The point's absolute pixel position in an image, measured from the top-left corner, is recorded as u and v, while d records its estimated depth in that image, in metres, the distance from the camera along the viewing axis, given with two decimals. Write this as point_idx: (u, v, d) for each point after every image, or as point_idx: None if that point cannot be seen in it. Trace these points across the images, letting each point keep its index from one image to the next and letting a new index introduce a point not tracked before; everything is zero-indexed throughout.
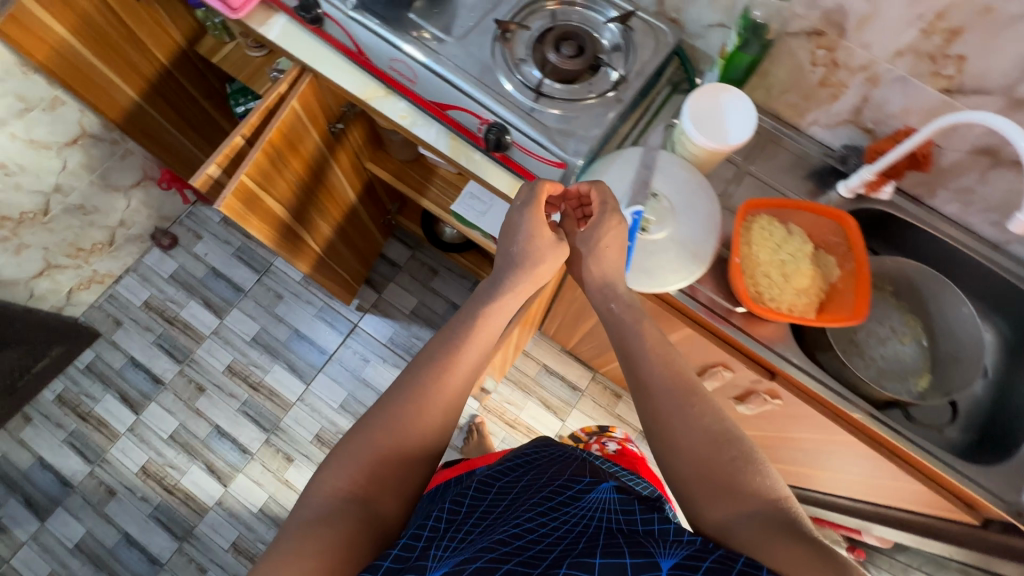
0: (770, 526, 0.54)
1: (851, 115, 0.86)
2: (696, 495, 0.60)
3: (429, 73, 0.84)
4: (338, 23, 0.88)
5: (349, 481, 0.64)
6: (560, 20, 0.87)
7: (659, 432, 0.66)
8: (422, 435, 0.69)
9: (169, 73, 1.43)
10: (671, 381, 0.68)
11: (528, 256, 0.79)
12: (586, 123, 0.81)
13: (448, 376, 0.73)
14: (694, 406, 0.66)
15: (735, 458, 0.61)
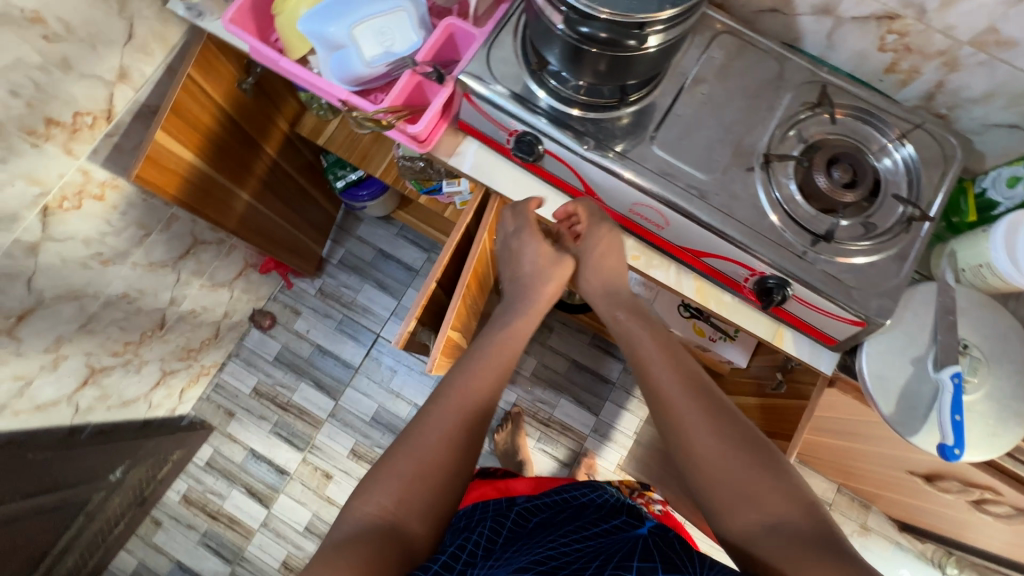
0: (803, 541, 0.53)
1: None
2: (717, 501, 0.59)
3: (690, 223, 0.73)
4: (562, 160, 0.76)
5: (378, 503, 0.62)
6: (829, 136, 0.74)
7: (676, 437, 0.64)
8: (445, 454, 0.66)
9: (276, 162, 1.31)
10: (687, 387, 0.66)
11: (537, 277, 0.82)
12: (882, 270, 0.70)
13: (456, 393, 0.71)
14: (713, 412, 0.64)
15: (764, 466, 0.59)
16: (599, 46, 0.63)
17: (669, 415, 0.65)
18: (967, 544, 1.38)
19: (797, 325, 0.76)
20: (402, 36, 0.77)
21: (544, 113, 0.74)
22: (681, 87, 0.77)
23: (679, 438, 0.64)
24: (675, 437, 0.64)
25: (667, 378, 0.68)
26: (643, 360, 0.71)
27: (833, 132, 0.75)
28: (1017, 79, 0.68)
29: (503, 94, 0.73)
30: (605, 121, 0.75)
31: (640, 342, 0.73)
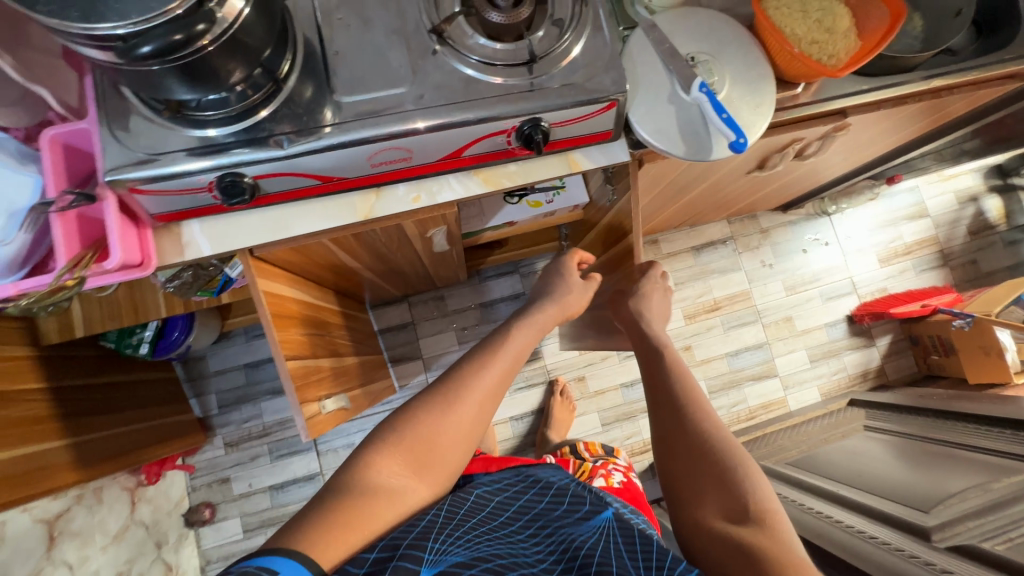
0: (747, 556, 0.57)
1: None
2: (691, 492, 0.66)
3: (425, 135, 0.69)
4: (279, 174, 0.68)
5: (394, 460, 0.64)
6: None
7: (669, 429, 0.73)
8: (465, 420, 0.69)
9: (57, 388, 1.10)
10: (675, 386, 0.77)
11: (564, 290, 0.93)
12: (593, 50, 0.72)
13: (481, 387, 0.72)
14: (697, 420, 0.72)
15: (730, 464, 0.66)
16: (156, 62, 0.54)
17: (664, 411, 0.75)
18: (824, 184, 1.61)
19: (578, 143, 0.78)
20: (10, 184, 0.63)
21: (235, 143, 0.66)
22: (321, 29, 0.71)
23: (665, 429, 0.73)
24: (663, 433, 0.73)
25: (663, 383, 0.78)
26: (654, 373, 0.81)
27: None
28: None
29: (183, 157, 0.64)
30: (282, 109, 0.68)
31: (654, 357, 0.83)
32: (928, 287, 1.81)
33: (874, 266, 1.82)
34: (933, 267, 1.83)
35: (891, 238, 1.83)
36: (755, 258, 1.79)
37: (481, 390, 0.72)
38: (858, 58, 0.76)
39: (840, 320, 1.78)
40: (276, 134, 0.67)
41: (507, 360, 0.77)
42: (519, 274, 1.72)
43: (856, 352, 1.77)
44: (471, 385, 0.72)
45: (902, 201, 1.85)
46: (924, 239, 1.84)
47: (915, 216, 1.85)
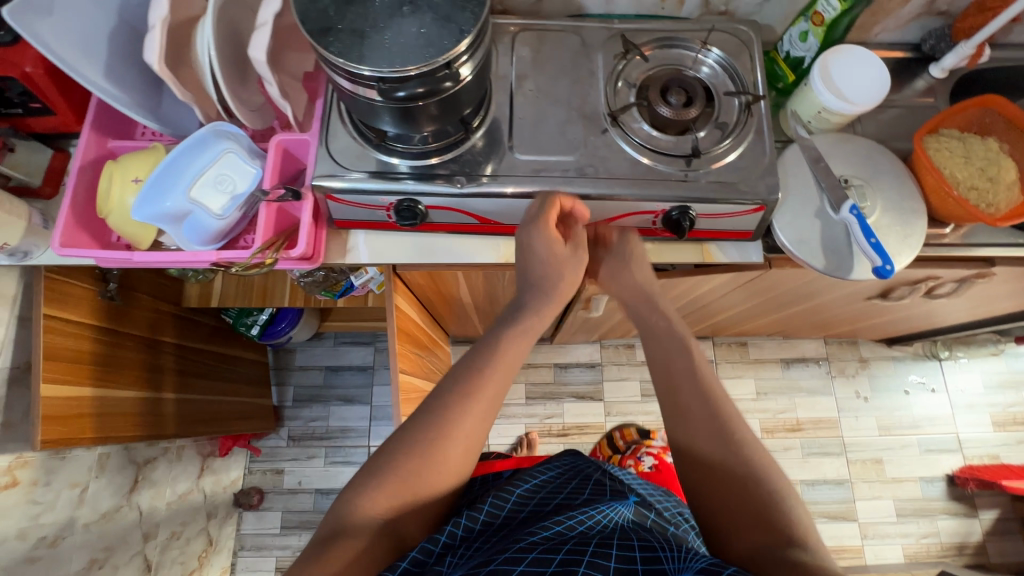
0: (788, 565, 0.51)
1: (922, 8, 0.87)
2: (733, 534, 0.57)
3: (581, 200, 0.75)
4: (448, 208, 0.77)
5: (385, 498, 0.58)
6: (648, 73, 0.81)
7: (694, 461, 0.62)
8: (467, 445, 0.61)
9: (183, 346, 1.23)
10: (700, 395, 0.64)
11: (553, 278, 0.71)
12: (752, 156, 0.77)
13: (472, 402, 0.62)
14: (727, 434, 0.61)
15: (753, 459, 0.59)
16: (385, 101, 0.65)
17: (683, 440, 0.64)
18: (942, 329, 1.52)
19: (717, 236, 0.82)
20: (240, 174, 0.75)
21: (408, 174, 0.75)
22: (512, 94, 0.80)
23: (687, 454, 0.63)
24: (687, 457, 0.63)
25: (683, 386, 0.66)
26: (671, 363, 0.68)
27: (648, 69, 0.81)
28: None
29: (364, 177, 0.74)
30: (462, 155, 0.77)
31: (672, 352, 0.69)
32: None
33: (986, 428, 1.66)
34: None
35: (1009, 401, 1.67)
36: (849, 386, 1.70)
37: (487, 398, 0.63)
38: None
39: (938, 478, 1.62)
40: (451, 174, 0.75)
41: (499, 382, 0.64)
42: (599, 344, 1.74)
43: (952, 519, 1.59)
44: (459, 415, 0.61)
45: None
46: None
47: None
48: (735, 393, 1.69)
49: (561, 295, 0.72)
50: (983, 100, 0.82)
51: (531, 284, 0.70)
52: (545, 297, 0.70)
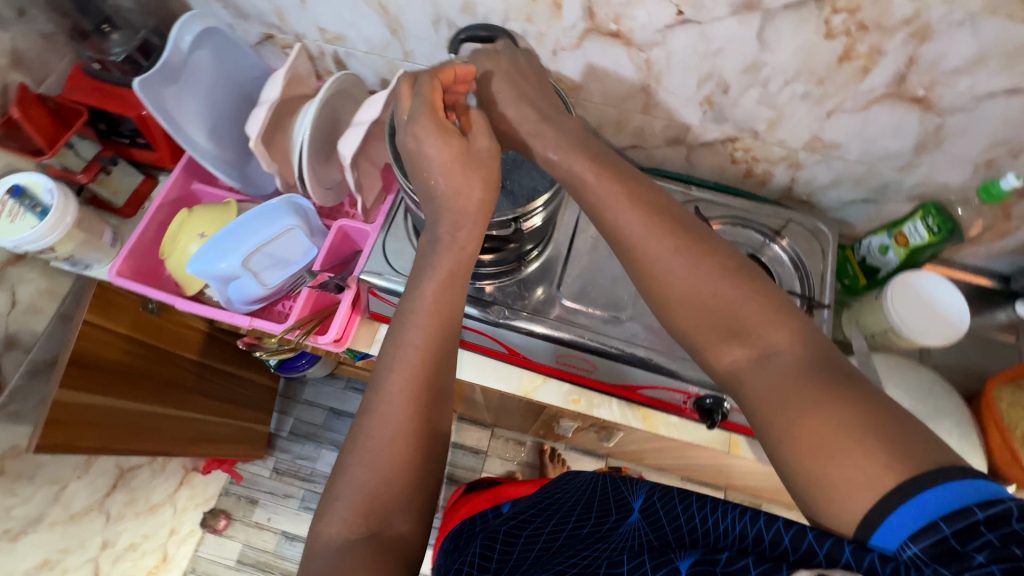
0: (794, 385, 0.41)
1: (1018, 248, 0.82)
2: (722, 352, 0.46)
3: (613, 363, 0.73)
4: (480, 332, 0.76)
5: (352, 512, 0.49)
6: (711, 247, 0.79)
7: (657, 283, 0.49)
8: (395, 435, 0.51)
9: (202, 363, 1.26)
10: (649, 213, 0.50)
11: (457, 193, 0.56)
12: None
13: (406, 358, 0.53)
14: (689, 245, 0.49)
15: (734, 280, 0.47)
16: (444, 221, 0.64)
17: (637, 253, 0.50)
18: None
19: (747, 432, 0.76)
20: (295, 248, 0.78)
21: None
22: (572, 235, 0.80)
23: (648, 278, 0.49)
24: (647, 280, 0.50)
25: (623, 203, 0.51)
26: (625, 232, 0.50)
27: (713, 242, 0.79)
28: (853, 169, 0.76)
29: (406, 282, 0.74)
30: (509, 284, 0.76)
31: (599, 192, 0.52)
32: None
33: None
34: None
35: None
36: None
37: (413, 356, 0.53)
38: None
39: None
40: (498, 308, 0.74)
41: (437, 325, 0.54)
42: (605, 461, 1.65)
43: None
44: (393, 380, 0.53)
45: None
46: None
47: None
48: None
49: (475, 211, 0.57)
50: None
51: (442, 218, 0.57)
52: (461, 227, 0.57)
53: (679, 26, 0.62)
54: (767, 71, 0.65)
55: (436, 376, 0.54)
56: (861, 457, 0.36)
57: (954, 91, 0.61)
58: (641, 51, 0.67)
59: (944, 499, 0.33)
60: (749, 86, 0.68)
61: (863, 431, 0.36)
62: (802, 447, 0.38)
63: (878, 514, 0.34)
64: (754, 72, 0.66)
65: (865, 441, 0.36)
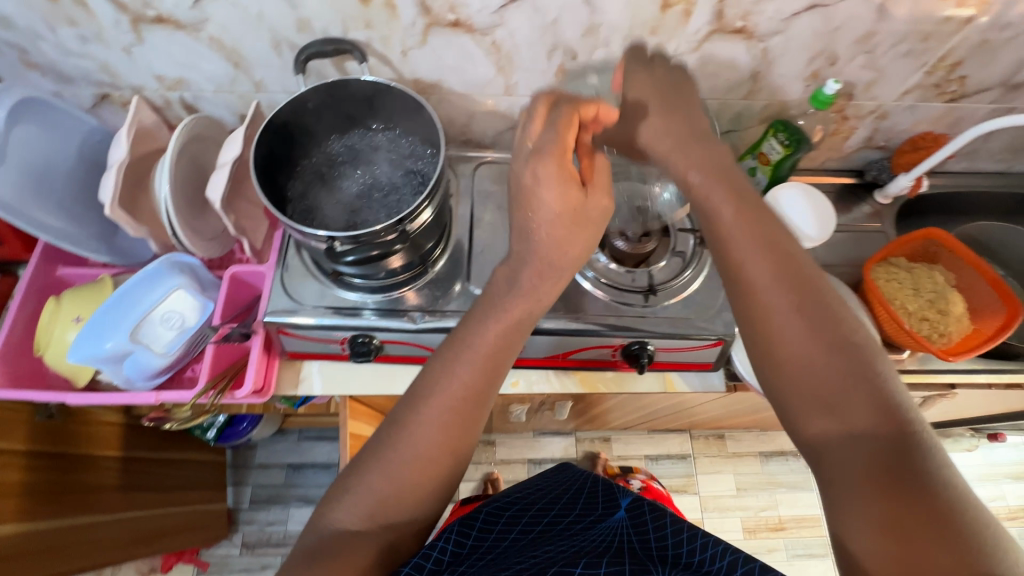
0: (881, 468, 0.42)
1: (863, 143, 0.92)
2: (812, 414, 0.47)
3: (537, 337, 0.75)
4: (401, 342, 0.75)
5: (366, 512, 0.51)
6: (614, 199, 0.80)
7: (765, 335, 0.51)
8: (431, 448, 0.53)
9: (131, 458, 1.18)
10: (769, 277, 0.52)
11: (554, 244, 0.59)
12: (709, 293, 0.77)
13: (450, 405, 0.55)
14: (810, 311, 0.50)
15: (852, 364, 0.47)
16: (340, 239, 0.60)
17: (749, 303, 0.52)
18: None
19: (677, 367, 0.80)
20: (185, 309, 0.73)
21: (369, 309, 0.74)
22: (472, 227, 0.82)
23: (762, 337, 0.51)
24: (759, 335, 0.51)
25: (755, 260, 0.53)
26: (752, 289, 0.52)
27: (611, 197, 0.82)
28: (708, 105, 0.82)
29: (323, 312, 0.73)
30: (422, 288, 0.76)
31: (731, 244, 0.54)
32: None
33: None
34: None
35: (991, 496, 1.65)
36: None
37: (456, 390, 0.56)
38: (970, 345, 0.79)
39: None
40: (419, 310, 0.74)
41: (478, 372, 0.57)
42: (574, 437, 1.69)
43: None
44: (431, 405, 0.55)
45: (1004, 457, 1.69)
46: None
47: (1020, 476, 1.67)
48: (714, 490, 1.64)
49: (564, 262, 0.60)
50: (926, 231, 0.85)
51: (531, 264, 0.60)
52: (545, 278, 0.60)
53: (512, 5, 0.65)
54: (605, 30, 0.69)
55: (469, 418, 0.56)
56: (902, 546, 0.40)
57: (766, 17, 0.67)
58: (487, 35, 0.69)
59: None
60: (593, 49, 0.71)
61: (919, 529, 0.40)
62: (871, 524, 0.41)
63: None
64: (594, 34, 0.69)
65: (935, 538, 0.39)
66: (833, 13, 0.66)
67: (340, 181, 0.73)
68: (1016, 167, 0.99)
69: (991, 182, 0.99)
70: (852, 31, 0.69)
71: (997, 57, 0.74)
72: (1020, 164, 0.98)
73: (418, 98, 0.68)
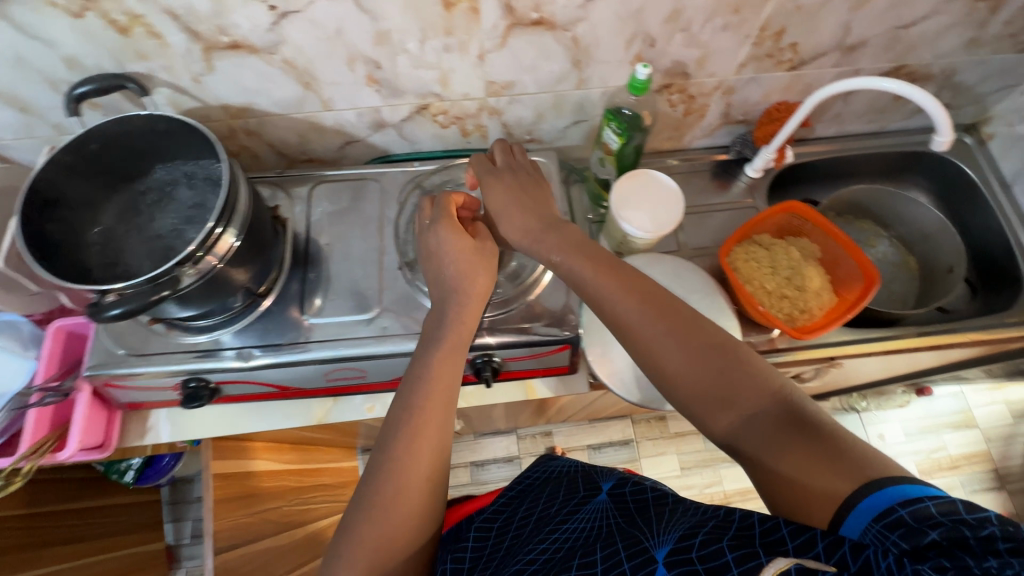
0: (777, 430, 0.46)
1: (721, 119, 0.89)
2: (720, 411, 0.49)
3: (377, 360, 0.72)
4: (238, 381, 0.73)
5: (367, 561, 0.49)
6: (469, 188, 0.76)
7: (657, 355, 0.53)
8: (414, 501, 0.52)
9: (55, 511, 1.15)
10: (634, 306, 0.55)
11: (464, 276, 0.64)
12: (555, 294, 0.75)
13: (414, 438, 0.54)
14: (672, 322, 0.54)
15: (721, 356, 0.51)
16: (110, 291, 0.57)
17: (631, 327, 0.55)
18: (851, 391, 1.48)
19: (536, 373, 0.78)
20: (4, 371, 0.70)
21: (229, 348, 0.72)
22: (316, 251, 0.79)
23: (648, 356, 0.54)
24: (651, 361, 0.54)
25: (611, 294, 0.57)
26: (618, 312, 0.56)
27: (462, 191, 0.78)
28: (544, 98, 0.79)
29: (181, 359, 0.71)
30: (260, 323, 0.74)
31: (590, 282, 0.58)
32: None
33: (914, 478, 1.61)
34: (986, 489, 1.60)
35: (931, 446, 1.65)
36: None
37: (423, 426, 0.55)
38: (834, 314, 0.77)
39: None
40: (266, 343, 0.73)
41: (440, 409, 0.56)
42: (516, 434, 1.67)
43: None
44: (401, 446, 0.54)
45: (942, 407, 1.69)
46: (972, 454, 1.64)
47: (959, 424, 1.67)
48: (658, 472, 1.64)
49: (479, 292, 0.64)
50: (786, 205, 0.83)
51: (449, 299, 0.63)
52: (464, 309, 0.63)
53: (283, 20, 0.61)
54: (398, 36, 0.65)
55: (442, 455, 0.55)
56: (829, 478, 0.41)
57: (560, 6, 0.63)
58: (275, 53, 0.65)
59: (888, 495, 0.38)
60: (393, 56, 0.68)
61: (825, 459, 0.42)
62: (794, 480, 0.43)
63: (841, 524, 0.40)
64: (387, 41, 0.65)
65: (836, 467, 0.41)
66: None
67: (156, 215, 0.67)
68: (888, 126, 0.96)
69: (864, 144, 0.97)
70: (657, 10, 0.66)
71: (821, 21, 0.71)
72: (891, 123, 0.96)
73: (202, 129, 0.64)
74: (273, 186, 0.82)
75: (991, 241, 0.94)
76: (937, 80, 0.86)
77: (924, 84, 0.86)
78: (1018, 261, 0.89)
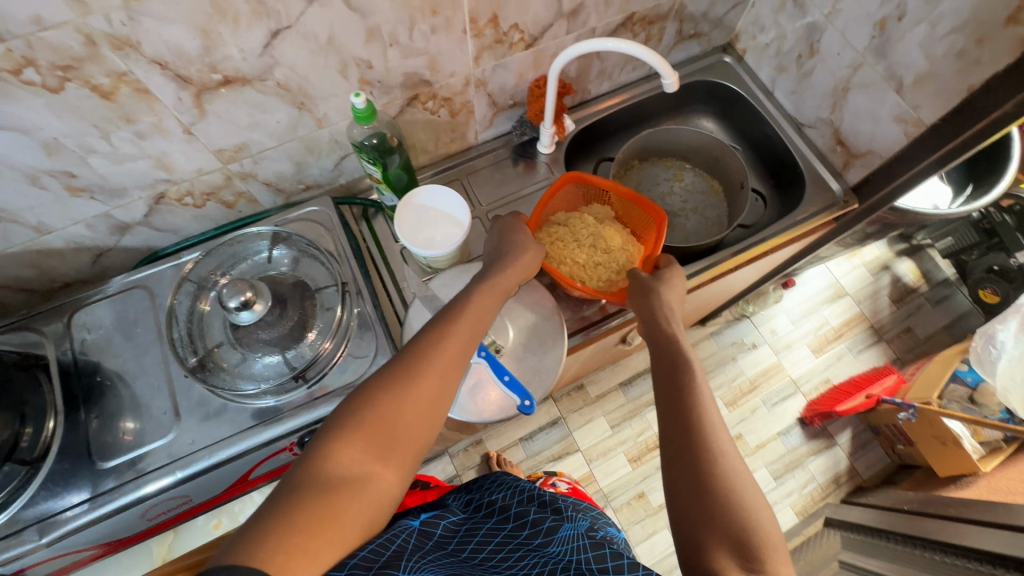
0: None
1: (493, 108, 0.88)
2: (715, 519, 0.46)
3: (198, 477, 0.69)
4: (45, 558, 0.66)
5: (359, 445, 0.46)
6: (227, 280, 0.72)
7: (689, 422, 0.53)
8: (425, 394, 0.51)
9: None
10: (695, 397, 0.55)
11: (518, 252, 0.70)
12: (361, 342, 0.73)
13: (445, 342, 0.55)
14: (718, 432, 0.52)
15: (742, 495, 0.48)
16: None
17: (676, 395, 0.55)
18: (732, 302, 1.54)
19: None
20: None
21: (32, 523, 0.64)
22: (98, 383, 0.71)
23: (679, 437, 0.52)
24: (679, 439, 0.52)
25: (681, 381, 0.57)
26: (676, 392, 0.56)
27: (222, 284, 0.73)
28: (291, 148, 0.74)
29: None
30: (58, 482, 0.66)
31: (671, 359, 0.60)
32: (870, 370, 1.58)
33: (809, 358, 1.62)
34: (870, 345, 1.63)
35: (816, 325, 1.65)
36: None
37: (453, 340, 0.56)
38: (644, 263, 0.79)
39: (792, 425, 1.53)
40: (68, 505, 0.65)
41: (469, 326, 0.58)
42: (447, 455, 1.60)
43: (819, 458, 1.50)
44: (426, 359, 0.53)
45: (815, 286, 1.69)
46: (852, 318, 1.65)
47: (833, 297, 1.68)
48: (593, 439, 1.63)
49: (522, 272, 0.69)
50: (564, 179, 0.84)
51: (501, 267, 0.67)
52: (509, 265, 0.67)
53: None
54: (71, 140, 0.57)
55: (460, 353, 0.55)
56: None
57: (238, 59, 0.58)
58: None
59: None
60: (82, 160, 0.60)
61: None
62: None
63: None
64: (60, 149, 0.58)
65: None
66: (307, 28, 0.59)
67: None
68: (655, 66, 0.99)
69: (639, 89, 1.00)
70: (350, 34, 0.62)
71: None
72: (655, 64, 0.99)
73: None
74: (23, 331, 0.72)
75: (769, 148, 1.02)
76: (672, 17, 0.89)
77: (663, 23, 0.90)
78: (795, 159, 0.96)
